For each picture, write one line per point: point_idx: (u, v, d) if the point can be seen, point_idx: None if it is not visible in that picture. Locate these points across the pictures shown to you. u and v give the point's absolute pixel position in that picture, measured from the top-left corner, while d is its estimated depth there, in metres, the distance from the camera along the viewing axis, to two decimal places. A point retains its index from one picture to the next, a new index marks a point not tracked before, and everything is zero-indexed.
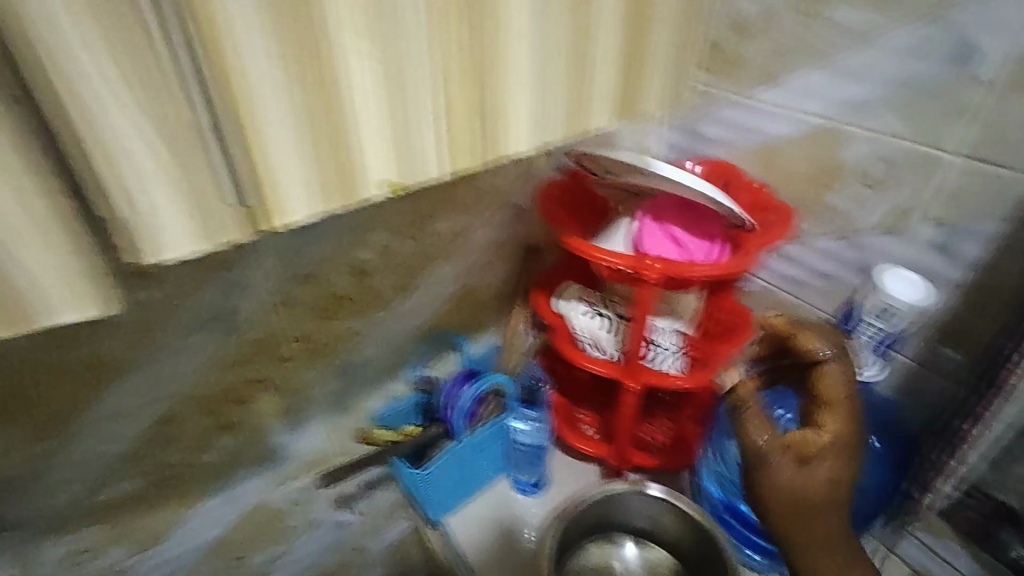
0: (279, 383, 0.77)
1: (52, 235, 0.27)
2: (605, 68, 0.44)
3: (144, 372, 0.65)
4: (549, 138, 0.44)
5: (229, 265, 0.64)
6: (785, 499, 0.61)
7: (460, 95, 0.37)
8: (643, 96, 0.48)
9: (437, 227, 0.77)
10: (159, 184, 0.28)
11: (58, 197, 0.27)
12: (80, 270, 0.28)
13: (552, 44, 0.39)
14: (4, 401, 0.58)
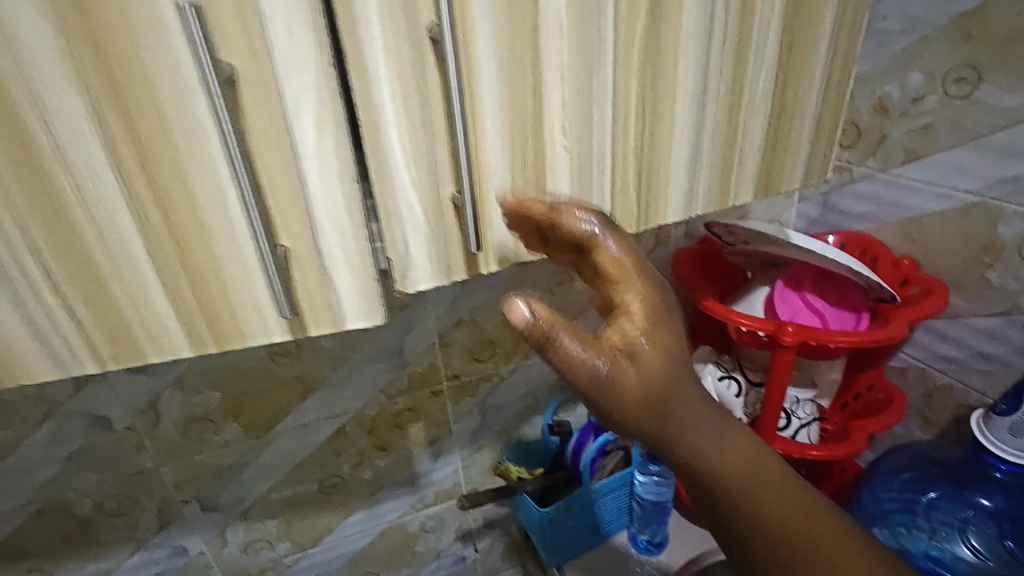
0: (429, 415, 0.86)
1: (355, 264, 0.37)
2: (754, 150, 0.51)
3: (331, 390, 0.78)
4: (698, 208, 0.51)
5: (405, 306, 0.76)
6: (617, 396, 0.36)
7: (627, 175, 0.46)
8: (785, 174, 0.54)
9: (577, 286, 0.85)
10: (419, 233, 0.38)
11: (360, 236, 0.36)
12: (365, 290, 0.38)
13: (705, 134, 0.47)
14: (235, 401, 0.74)
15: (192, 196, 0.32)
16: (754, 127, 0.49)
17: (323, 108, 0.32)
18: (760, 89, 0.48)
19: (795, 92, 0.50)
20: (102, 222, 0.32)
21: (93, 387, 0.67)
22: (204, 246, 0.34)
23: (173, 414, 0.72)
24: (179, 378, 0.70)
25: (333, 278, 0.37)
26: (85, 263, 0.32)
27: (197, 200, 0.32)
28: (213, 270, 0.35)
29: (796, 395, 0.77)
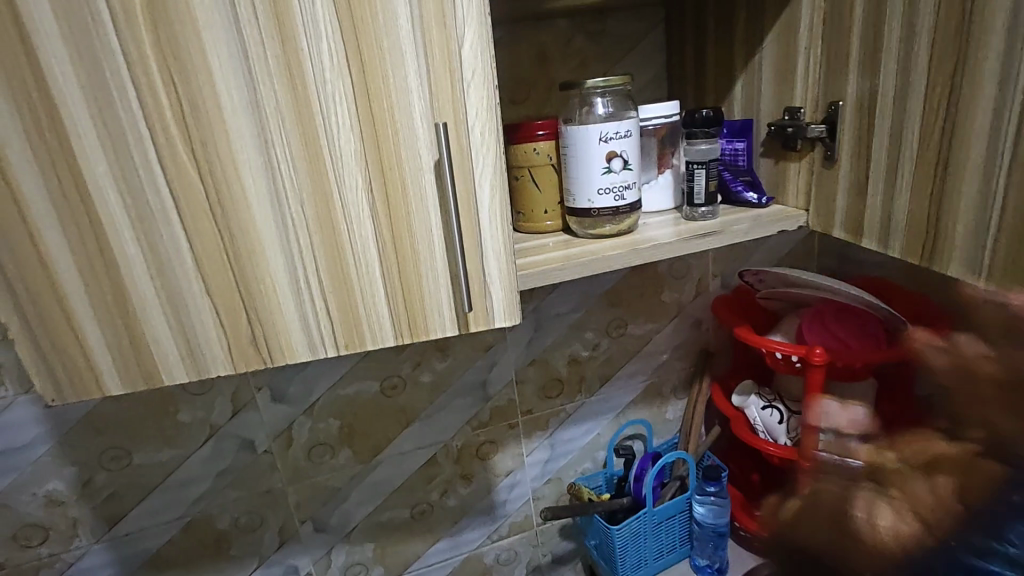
0: (507, 446, 0.99)
1: (505, 277, 0.50)
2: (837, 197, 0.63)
3: (427, 419, 0.92)
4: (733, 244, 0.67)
5: (491, 348, 0.92)
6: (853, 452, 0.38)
7: (927, 207, 0.53)
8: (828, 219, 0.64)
9: (631, 330, 1.00)
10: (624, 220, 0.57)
11: (509, 256, 0.49)
12: (510, 298, 0.51)
13: (877, 181, 0.58)
14: (351, 428, 0.89)
15: (410, 226, 0.47)
16: (845, 177, 0.61)
17: (497, 175, 0.47)
18: (850, 150, 0.59)
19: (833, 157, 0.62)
20: (351, 247, 0.46)
21: (246, 413, 0.83)
22: (414, 264, 0.48)
23: (302, 438, 0.87)
24: (311, 406, 0.86)
25: (490, 289, 0.50)
26: (335, 278, 0.47)
27: (412, 232, 0.47)
28: (414, 283, 0.48)
29: None
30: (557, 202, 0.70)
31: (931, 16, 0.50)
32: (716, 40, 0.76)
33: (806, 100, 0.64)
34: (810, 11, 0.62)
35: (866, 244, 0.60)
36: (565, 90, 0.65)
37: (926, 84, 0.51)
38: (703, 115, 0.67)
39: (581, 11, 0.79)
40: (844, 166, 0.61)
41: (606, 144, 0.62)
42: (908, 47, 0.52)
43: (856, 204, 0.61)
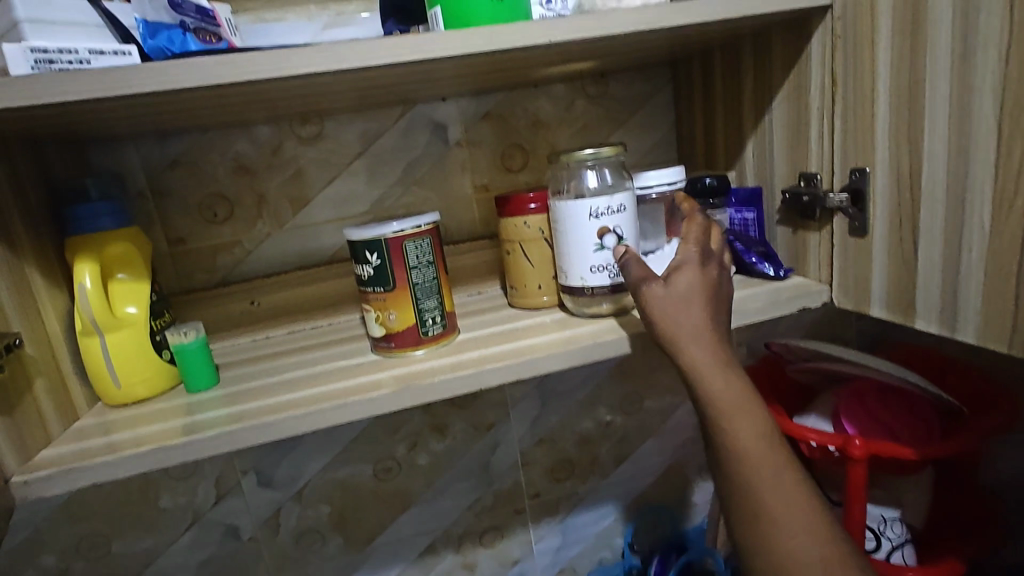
0: (512, 534, 0.90)
1: None
2: (873, 271, 0.53)
3: (423, 505, 0.85)
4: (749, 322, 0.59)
5: (494, 428, 0.86)
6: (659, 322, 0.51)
7: (1003, 283, 0.41)
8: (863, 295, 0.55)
9: (648, 405, 0.92)
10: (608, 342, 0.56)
11: None
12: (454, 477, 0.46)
13: (924, 248, 0.47)
14: (342, 514, 0.83)
15: None
16: (882, 249, 0.52)
17: None
18: (875, 222, 0.52)
19: (866, 220, 0.53)
20: None
21: (230, 499, 0.78)
22: None
23: (290, 525, 0.81)
24: (298, 491, 0.80)
25: None
26: None
27: None
28: None
29: (881, 514, 0.75)
30: (551, 277, 0.65)
31: (996, 59, 0.39)
32: (724, 100, 0.71)
33: (822, 165, 0.57)
34: (819, 68, 0.55)
35: (920, 326, 0.49)
36: (556, 161, 0.60)
37: (995, 144, 0.40)
38: (706, 184, 0.61)
39: (579, 75, 0.77)
40: (878, 237, 0.52)
41: (596, 220, 0.57)
42: (925, 113, 0.45)
43: (903, 278, 0.50)
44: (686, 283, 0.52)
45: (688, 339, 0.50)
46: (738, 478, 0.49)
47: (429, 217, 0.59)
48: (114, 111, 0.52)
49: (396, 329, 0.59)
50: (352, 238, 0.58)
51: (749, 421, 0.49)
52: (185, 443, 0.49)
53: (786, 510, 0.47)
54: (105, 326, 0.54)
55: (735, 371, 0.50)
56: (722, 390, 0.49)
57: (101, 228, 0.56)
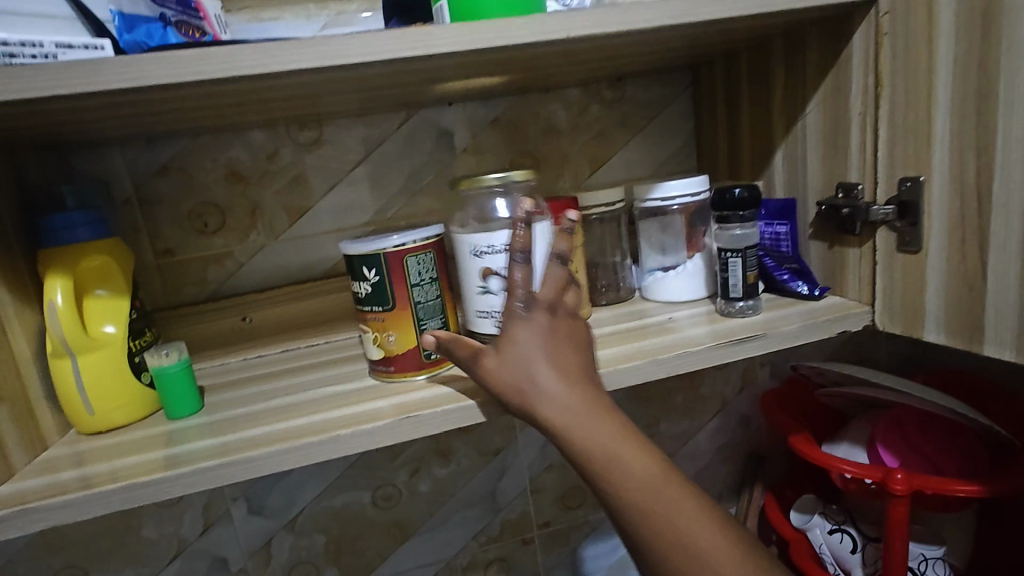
0: (519, 566, 0.85)
1: None
2: (928, 291, 0.48)
3: (424, 535, 0.80)
4: (786, 344, 0.53)
5: (500, 453, 0.80)
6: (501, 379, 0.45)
7: None
8: (918, 318, 0.49)
9: (665, 429, 0.86)
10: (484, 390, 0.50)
11: None
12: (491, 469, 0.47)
13: (998, 268, 0.41)
14: (337, 545, 0.77)
15: None
16: (939, 267, 0.46)
17: None
18: (929, 237, 0.47)
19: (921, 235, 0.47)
20: None
21: (219, 528, 0.73)
22: None
23: (282, 556, 0.76)
24: (292, 520, 0.75)
25: None
26: None
27: None
28: None
29: (922, 553, 0.68)
30: None
31: None
32: (750, 104, 0.66)
33: (863, 174, 0.52)
34: (862, 69, 0.50)
35: (990, 352, 0.43)
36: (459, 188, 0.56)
37: None
38: (735, 195, 0.55)
39: (594, 80, 0.72)
40: (933, 254, 0.47)
41: (478, 259, 0.53)
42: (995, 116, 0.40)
43: (966, 300, 0.44)
44: (519, 339, 0.45)
45: (535, 396, 0.44)
46: (637, 533, 0.42)
47: (435, 228, 0.54)
48: (91, 112, 0.48)
49: (396, 352, 0.54)
50: (349, 253, 0.53)
51: (632, 462, 0.42)
52: (160, 479, 0.44)
53: (701, 551, 0.40)
54: (77, 347, 0.50)
55: (601, 414, 0.43)
56: (595, 435, 0.43)
57: (76, 240, 0.51)
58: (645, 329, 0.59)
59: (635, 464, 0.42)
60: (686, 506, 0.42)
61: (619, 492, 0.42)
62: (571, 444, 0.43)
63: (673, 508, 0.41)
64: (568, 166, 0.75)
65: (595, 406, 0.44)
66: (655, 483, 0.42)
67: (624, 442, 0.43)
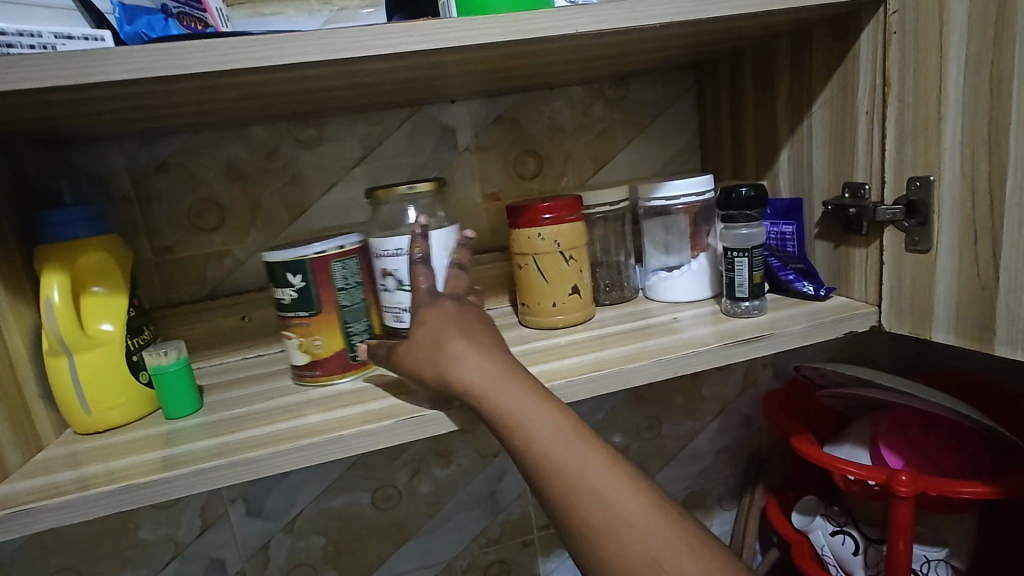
0: (520, 568, 0.84)
1: None
2: (937, 291, 0.48)
3: (423, 537, 0.79)
4: (794, 344, 0.53)
5: (501, 454, 0.80)
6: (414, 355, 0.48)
7: None
8: (927, 318, 0.49)
9: (667, 431, 0.86)
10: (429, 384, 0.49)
11: None
12: None
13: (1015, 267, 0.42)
14: (336, 547, 0.77)
15: None
16: (950, 267, 0.46)
17: None
18: (940, 237, 0.47)
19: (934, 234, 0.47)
20: None
21: (216, 529, 0.72)
22: None
23: (280, 558, 0.75)
24: (290, 521, 0.74)
25: None
26: None
27: None
28: None
29: (924, 554, 0.68)
30: (568, 294, 0.60)
31: None
32: (754, 104, 0.66)
33: (871, 173, 0.52)
34: (870, 68, 0.50)
35: (1002, 353, 0.44)
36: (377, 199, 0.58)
37: None
38: (741, 194, 0.55)
39: (598, 78, 0.72)
40: (945, 254, 0.47)
41: (379, 260, 0.55)
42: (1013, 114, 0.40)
43: (979, 299, 0.45)
44: (431, 322, 0.49)
45: (448, 362, 0.45)
46: (546, 492, 0.40)
47: (354, 236, 0.56)
48: (90, 106, 0.47)
49: (322, 356, 0.55)
50: (271, 260, 0.53)
51: (539, 419, 0.41)
52: (159, 480, 0.43)
53: (611, 508, 0.38)
54: (74, 346, 0.49)
55: (514, 376, 0.44)
56: (502, 394, 0.42)
57: (74, 236, 0.50)
58: (649, 329, 0.58)
59: (542, 423, 0.41)
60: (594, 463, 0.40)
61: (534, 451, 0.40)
62: (483, 406, 0.43)
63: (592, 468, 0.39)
64: (571, 164, 0.74)
65: (510, 370, 0.44)
66: (562, 440, 0.40)
67: (532, 400, 0.42)
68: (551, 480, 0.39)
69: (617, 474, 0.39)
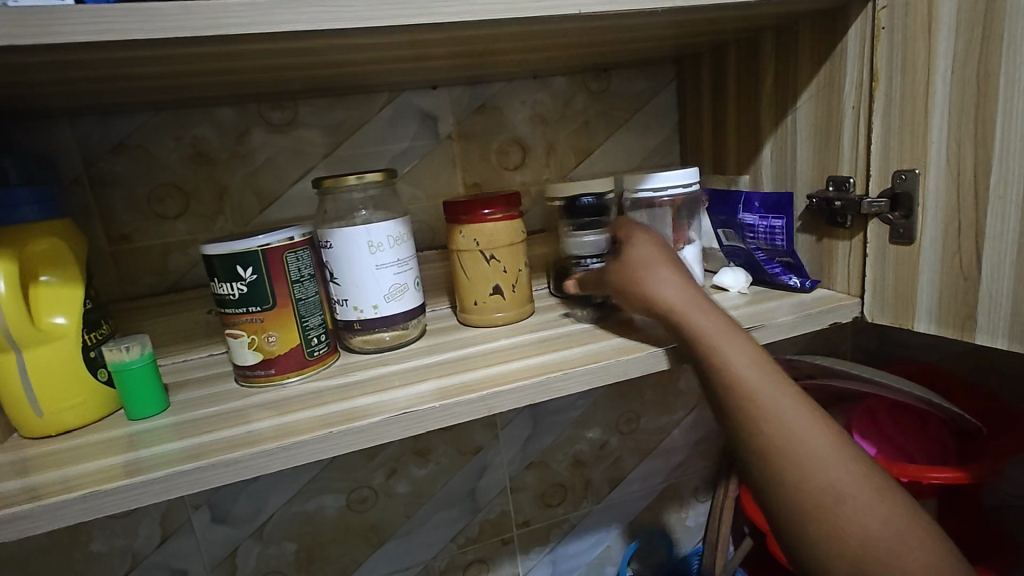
0: (500, 566, 0.83)
1: None
2: (921, 281, 0.49)
3: (401, 538, 0.77)
4: (783, 334, 0.53)
5: (481, 451, 0.78)
6: (637, 266, 0.52)
7: None
8: (912, 307, 0.50)
9: (644, 424, 0.86)
10: (568, 346, 0.53)
11: None
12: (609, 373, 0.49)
13: (999, 256, 0.43)
14: (309, 552, 0.73)
15: None
16: (934, 257, 0.48)
17: None
18: (926, 229, 0.48)
19: (920, 226, 0.48)
20: None
21: (178, 539, 0.68)
22: None
23: (248, 567, 0.71)
24: (259, 527, 0.71)
25: None
26: None
27: None
28: None
29: None
30: (512, 288, 0.59)
31: None
32: (737, 95, 0.66)
33: (856, 167, 0.53)
34: (857, 63, 0.51)
35: (981, 341, 0.46)
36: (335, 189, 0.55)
37: None
38: (584, 203, 0.62)
39: (582, 68, 0.71)
40: (928, 245, 0.48)
41: (324, 251, 0.54)
42: (1004, 107, 0.41)
43: (962, 288, 0.46)
44: (645, 242, 0.54)
45: (654, 283, 0.50)
46: (784, 479, 0.41)
47: (302, 228, 0.52)
48: (44, 75, 0.43)
49: (276, 353, 0.51)
50: (213, 254, 0.49)
51: (779, 392, 0.43)
52: (126, 486, 0.40)
53: (806, 443, 0.41)
54: (23, 340, 0.45)
55: (744, 337, 0.47)
56: (738, 359, 0.45)
57: (22, 220, 0.45)
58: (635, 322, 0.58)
59: (784, 404, 0.43)
60: (845, 455, 0.41)
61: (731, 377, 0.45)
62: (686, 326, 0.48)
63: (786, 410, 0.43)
64: (553, 156, 0.73)
65: (746, 334, 0.47)
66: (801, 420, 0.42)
67: (769, 371, 0.45)
68: (792, 457, 0.41)
69: (859, 464, 0.41)
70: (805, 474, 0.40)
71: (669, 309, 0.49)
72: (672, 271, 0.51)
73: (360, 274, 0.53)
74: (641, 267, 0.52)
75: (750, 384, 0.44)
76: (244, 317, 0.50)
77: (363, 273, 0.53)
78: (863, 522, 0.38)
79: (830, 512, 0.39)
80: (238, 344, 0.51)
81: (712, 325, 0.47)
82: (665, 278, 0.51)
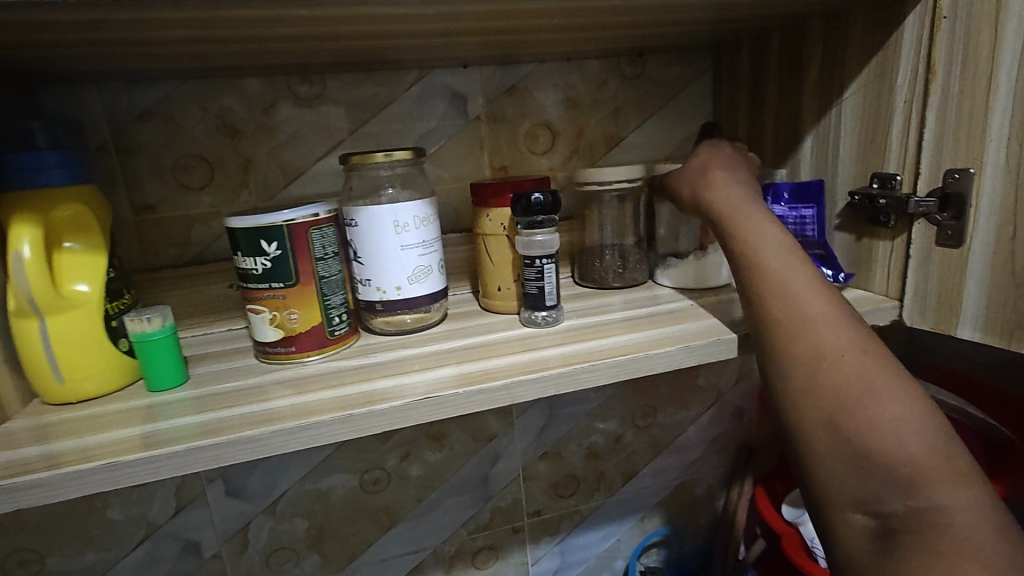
0: (508, 554, 0.82)
1: None
2: (967, 287, 0.47)
3: (412, 522, 0.76)
4: None
5: (495, 439, 0.77)
6: (688, 177, 0.54)
7: None
8: (955, 314, 0.48)
9: (661, 420, 0.85)
10: (551, 344, 0.51)
11: None
12: (608, 375, 0.47)
13: None
14: (320, 531, 0.73)
15: None
16: (982, 263, 0.46)
17: None
18: (977, 231, 0.46)
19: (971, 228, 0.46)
20: None
21: (192, 511, 0.68)
22: None
23: (259, 542, 0.71)
24: (271, 503, 0.71)
25: None
26: None
27: None
28: None
29: None
30: None
31: None
32: (778, 86, 0.63)
33: (904, 164, 0.50)
34: (914, 54, 0.48)
35: None
36: (360, 166, 0.54)
37: None
38: (537, 200, 0.52)
39: (616, 52, 0.69)
40: (978, 249, 0.46)
41: (350, 229, 0.53)
42: None
43: (1011, 297, 0.44)
44: (709, 153, 0.55)
45: (705, 180, 0.53)
46: (783, 343, 0.43)
47: (328, 204, 0.51)
48: (72, 36, 0.42)
49: (298, 331, 0.51)
50: (238, 227, 0.48)
51: (796, 272, 0.45)
52: (144, 458, 0.39)
53: (809, 314, 0.43)
54: (47, 306, 0.44)
55: (777, 226, 0.48)
56: (763, 237, 0.47)
57: (47, 184, 0.44)
58: (663, 315, 0.56)
59: (802, 281, 0.44)
60: (855, 334, 0.42)
61: (750, 252, 0.47)
62: (720, 211, 0.50)
63: (802, 283, 0.44)
64: (582, 142, 0.71)
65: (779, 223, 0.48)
66: (831, 325, 0.42)
67: (794, 253, 0.46)
68: (789, 321, 0.43)
69: (859, 341, 0.41)
70: (803, 336, 0.42)
71: (721, 217, 0.50)
72: (729, 173, 0.52)
73: (385, 253, 0.52)
74: (695, 174, 0.54)
75: (765, 257, 0.46)
76: (266, 293, 0.50)
77: (388, 253, 0.52)
78: (852, 380, 0.40)
79: (818, 369, 0.41)
80: (259, 319, 0.51)
81: (745, 212, 0.49)
82: (726, 188, 0.51)
